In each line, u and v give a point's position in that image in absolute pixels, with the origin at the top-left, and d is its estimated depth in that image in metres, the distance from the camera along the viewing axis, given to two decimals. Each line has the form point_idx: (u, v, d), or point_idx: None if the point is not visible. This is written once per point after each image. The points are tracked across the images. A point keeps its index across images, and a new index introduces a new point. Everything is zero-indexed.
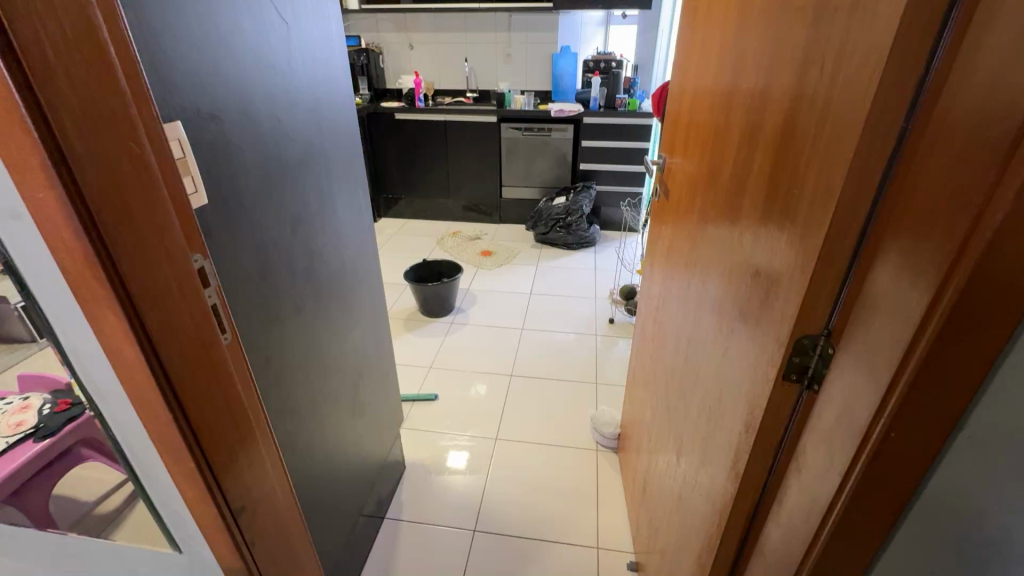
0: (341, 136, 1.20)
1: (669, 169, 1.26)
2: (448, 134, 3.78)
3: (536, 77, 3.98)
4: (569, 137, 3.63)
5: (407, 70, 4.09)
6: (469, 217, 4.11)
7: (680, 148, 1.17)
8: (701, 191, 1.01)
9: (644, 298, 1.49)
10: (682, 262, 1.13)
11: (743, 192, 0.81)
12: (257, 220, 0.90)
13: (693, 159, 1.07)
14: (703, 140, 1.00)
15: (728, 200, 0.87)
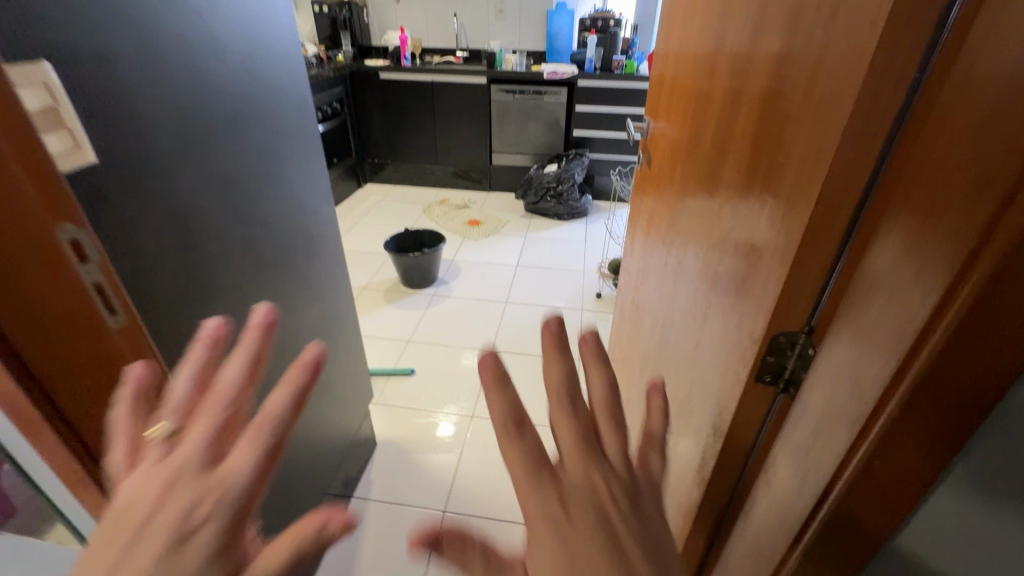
0: (287, 90, 1.08)
1: (652, 136, 1.14)
2: (435, 96, 3.59)
3: (530, 36, 3.76)
4: (562, 101, 3.45)
5: (393, 26, 3.86)
6: (458, 184, 3.96)
7: (664, 110, 1.04)
8: (682, 158, 0.90)
9: (624, 275, 1.39)
10: (661, 238, 1.02)
11: (724, 163, 0.70)
12: (176, 182, 0.79)
13: (676, 122, 0.95)
14: (686, 100, 0.88)
15: (709, 170, 0.76)
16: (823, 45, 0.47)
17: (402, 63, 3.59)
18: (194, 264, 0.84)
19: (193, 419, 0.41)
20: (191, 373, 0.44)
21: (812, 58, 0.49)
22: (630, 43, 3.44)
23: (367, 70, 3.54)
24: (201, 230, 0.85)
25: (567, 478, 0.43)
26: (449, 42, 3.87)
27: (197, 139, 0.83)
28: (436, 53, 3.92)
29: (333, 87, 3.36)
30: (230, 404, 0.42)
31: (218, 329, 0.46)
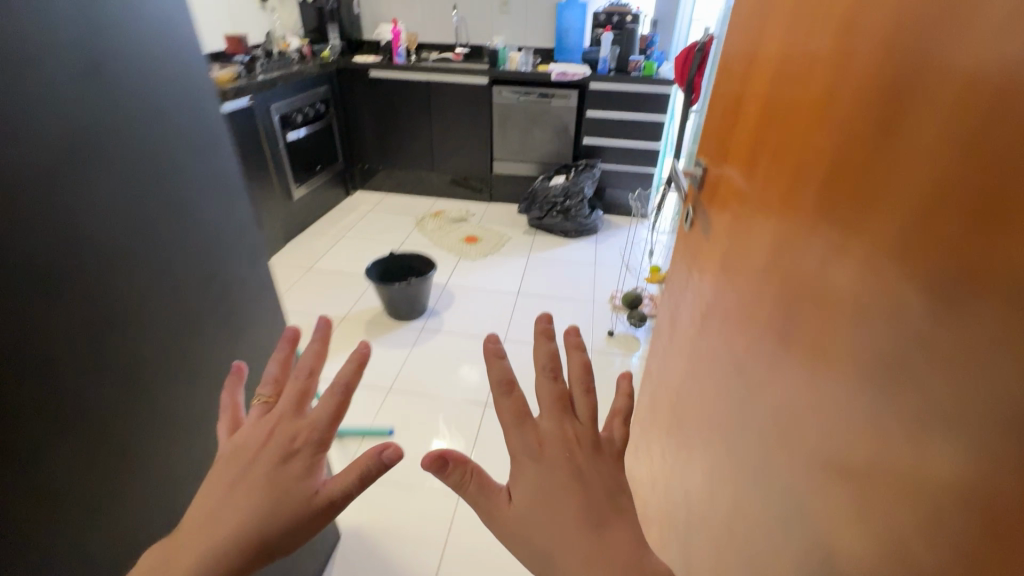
0: (183, 110, 0.75)
1: (727, 192, 0.83)
2: (431, 97, 3.25)
3: (537, 32, 3.41)
4: (572, 105, 3.10)
5: (387, 18, 3.50)
6: (456, 193, 3.61)
7: (754, 159, 0.73)
8: (810, 240, 0.58)
9: (670, 358, 1.07)
10: (756, 346, 0.70)
11: (802, 185, 0.60)
12: (72, 228, 0.58)
13: (789, 182, 0.63)
14: (821, 153, 0.56)
15: (826, 233, 0.55)
16: (940, 42, 0.41)
17: (395, 60, 3.24)
18: (93, 336, 0.62)
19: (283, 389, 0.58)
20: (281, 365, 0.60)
21: (915, 65, 0.43)
22: (649, 41, 3.08)
23: (357, 66, 3.20)
24: (119, 285, 0.65)
25: (543, 427, 0.60)
26: (447, 37, 3.52)
27: (95, 160, 0.61)
28: (434, 50, 3.57)
29: (317, 86, 3.02)
30: (307, 387, 0.56)
31: (293, 337, 0.59)
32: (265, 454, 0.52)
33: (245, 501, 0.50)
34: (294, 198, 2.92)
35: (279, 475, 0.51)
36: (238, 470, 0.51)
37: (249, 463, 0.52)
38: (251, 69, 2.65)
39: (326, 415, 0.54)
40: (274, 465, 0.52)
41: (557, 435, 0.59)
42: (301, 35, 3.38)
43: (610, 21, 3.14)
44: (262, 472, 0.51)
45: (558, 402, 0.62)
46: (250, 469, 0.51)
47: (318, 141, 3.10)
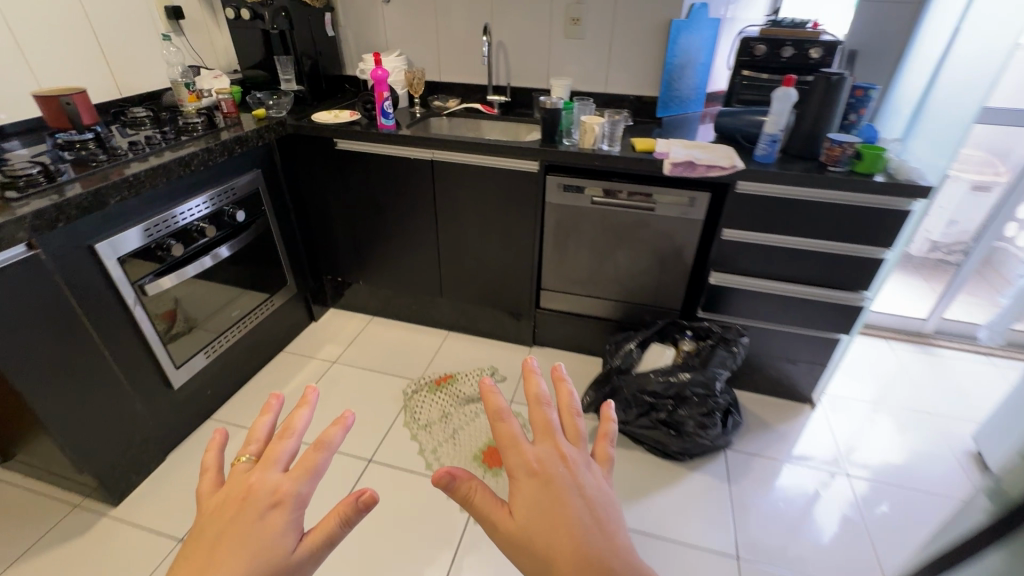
0: None
1: None
2: (437, 186, 1.86)
3: (628, 69, 1.97)
4: (696, 217, 1.64)
5: (383, 47, 2.18)
6: (478, 325, 2.24)
7: None
8: None
9: None
10: None
11: None
12: None
13: None
14: None
15: None
16: None
17: (380, 123, 1.82)
18: None
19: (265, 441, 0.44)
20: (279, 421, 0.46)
21: None
22: (859, 97, 1.57)
23: (315, 130, 1.84)
24: None
25: (538, 445, 0.42)
26: (475, 77, 2.14)
27: None
28: (453, 95, 2.19)
29: (230, 178, 1.67)
30: (294, 450, 0.42)
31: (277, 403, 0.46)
32: (258, 500, 0.39)
33: (234, 558, 0.36)
34: (179, 383, 1.62)
35: (258, 529, 0.38)
36: (222, 521, 0.39)
37: (234, 517, 0.38)
38: (65, 167, 1.33)
39: (305, 469, 0.39)
40: (276, 515, 0.38)
41: (550, 451, 0.42)
42: (238, 73, 2.08)
43: (776, 57, 1.67)
44: (256, 520, 0.38)
45: (545, 420, 0.43)
46: (234, 523, 0.38)
47: (235, 268, 1.77)
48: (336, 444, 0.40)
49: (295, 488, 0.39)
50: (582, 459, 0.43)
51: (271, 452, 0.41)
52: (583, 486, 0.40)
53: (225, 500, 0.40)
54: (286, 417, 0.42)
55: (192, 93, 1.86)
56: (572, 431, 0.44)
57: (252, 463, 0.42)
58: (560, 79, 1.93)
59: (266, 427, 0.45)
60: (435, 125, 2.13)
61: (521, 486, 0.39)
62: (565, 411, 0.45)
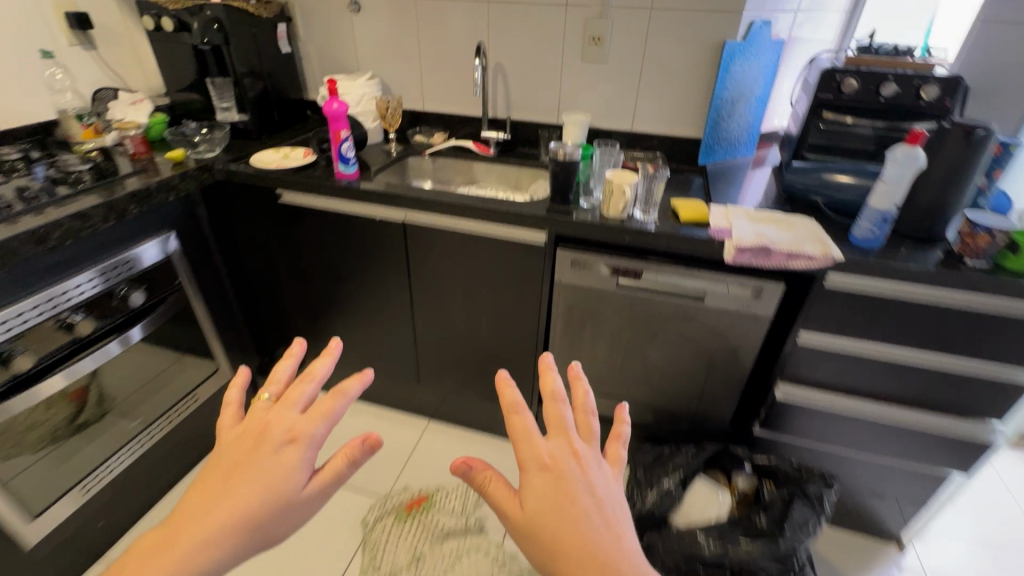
0: None
1: None
2: (412, 254, 1.42)
3: (662, 103, 1.53)
4: (760, 313, 1.20)
5: (354, 69, 1.77)
6: (465, 416, 1.78)
7: None
8: None
9: None
10: None
11: None
12: None
13: None
14: None
15: None
16: None
17: (338, 172, 1.38)
18: None
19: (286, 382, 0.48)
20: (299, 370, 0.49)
21: None
22: (996, 157, 1.12)
23: (254, 178, 1.40)
24: None
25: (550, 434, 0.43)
26: (467, 108, 1.72)
27: None
28: (439, 129, 1.76)
29: (124, 246, 1.21)
30: (311, 396, 0.45)
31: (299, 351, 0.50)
32: (275, 436, 0.42)
33: (251, 483, 0.40)
34: (35, 533, 1.15)
35: (273, 463, 0.41)
36: (238, 452, 0.41)
37: (250, 450, 0.41)
38: None
39: (320, 411, 0.42)
40: (289, 449, 0.41)
41: (564, 448, 0.43)
42: (166, 96, 1.64)
43: (871, 96, 1.24)
44: (271, 453, 0.41)
45: (557, 418, 0.44)
46: (250, 454, 0.41)
47: (132, 365, 1.31)
48: (356, 396, 0.41)
49: (309, 431, 0.42)
50: (594, 458, 0.43)
51: (290, 395, 0.44)
52: (595, 484, 0.41)
53: (242, 432, 0.43)
54: (308, 364, 0.46)
55: (86, 128, 1.41)
56: (585, 429, 0.45)
57: (272, 402, 0.46)
58: (576, 115, 1.50)
59: (286, 374, 0.48)
60: (415, 167, 1.70)
61: (531, 478, 0.41)
62: (578, 411, 0.46)
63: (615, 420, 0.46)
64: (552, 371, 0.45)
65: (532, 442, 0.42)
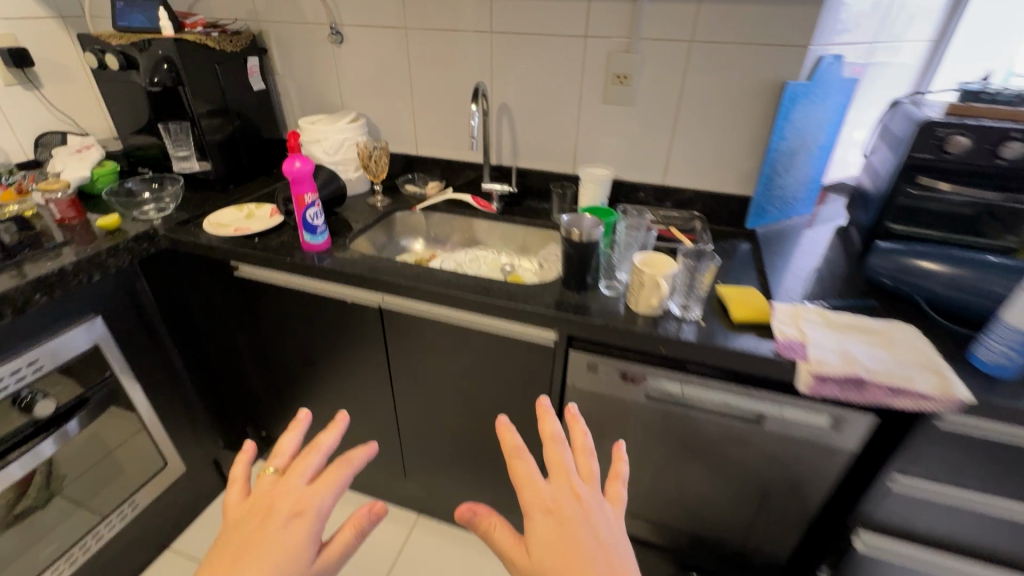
0: None
1: None
2: (392, 341, 1.16)
3: (701, 154, 1.25)
4: (837, 446, 0.91)
5: (339, 108, 1.54)
6: (458, 514, 1.51)
7: None
8: None
9: None
10: None
11: None
12: None
13: None
14: None
15: None
16: None
17: (305, 242, 1.14)
18: None
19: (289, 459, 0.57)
20: (300, 441, 0.61)
21: None
22: None
23: (206, 247, 1.17)
24: None
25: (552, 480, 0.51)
26: (468, 154, 1.48)
27: None
28: (435, 178, 1.52)
29: (29, 342, 0.98)
30: (318, 466, 0.56)
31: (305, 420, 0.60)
32: (282, 509, 0.50)
33: (263, 555, 0.46)
34: None
35: (283, 537, 0.48)
36: (249, 529, 0.49)
37: (264, 523, 0.49)
38: None
39: (328, 481, 0.52)
40: (296, 522, 0.49)
41: (564, 491, 0.50)
42: (120, 141, 1.42)
43: (983, 159, 0.94)
44: (281, 521, 0.49)
45: (557, 461, 0.53)
46: (265, 527, 0.49)
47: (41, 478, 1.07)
48: (361, 462, 0.53)
49: (316, 501, 0.51)
50: (596, 497, 0.50)
51: (299, 467, 0.54)
52: (598, 524, 0.48)
53: (252, 503, 0.52)
54: (316, 439, 0.57)
55: (8, 188, 1.19)
56: (587, 470, 0.53)
57: (277, 475, 0.56)
58: (596, 170, 1.22)
59: (291, 445, 0.59)
60: (404, 224, 1.45)
61: (535, 522, 0.48)
62: (578, 453, 0.55)
63: (614, 461, 0.55)
64: (548, 415, 0.56)
65: (535, 491, 0.50)
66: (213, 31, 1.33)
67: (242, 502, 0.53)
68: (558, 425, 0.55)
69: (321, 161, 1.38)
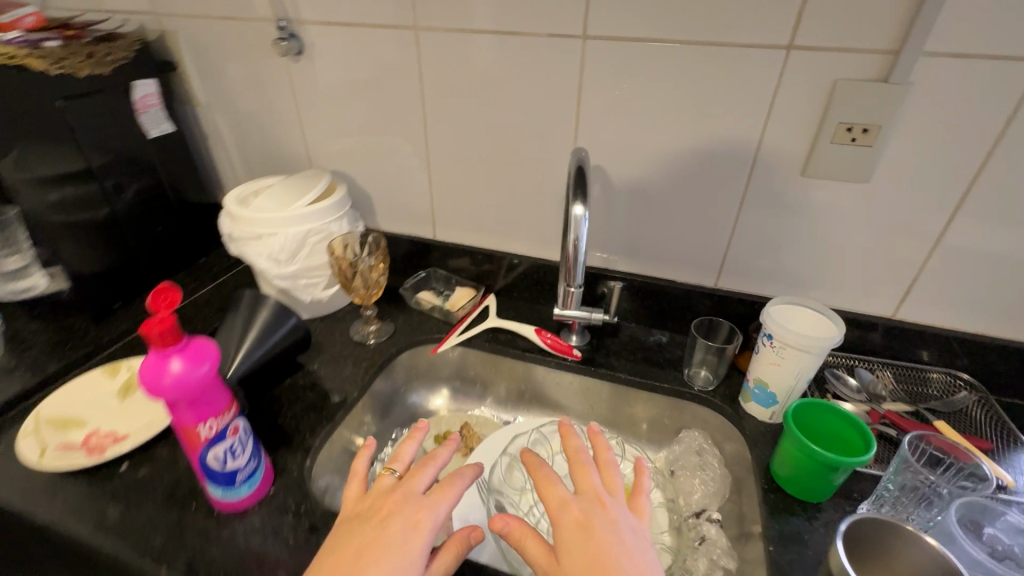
0: None
1: None
2: None
3: (990, 275, 0.66)
4: None
5: (304, 161, 0.93)
6: None
7: None
8: None
9: None
10: None
11: None
12: None
13: None
14: None
15: None
16: None
17: (213, 499, 0.54)
18: None
19: (405, 461, 0.58)
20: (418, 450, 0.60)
21: None
22: None
23: (13, 509, 0.56)
24: None
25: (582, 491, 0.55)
26: (521, 241, 0.88)
27: None
28: (464, 284, 0.93)
29: None
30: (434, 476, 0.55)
31: (421, 431, 0.60)
32: (401, 516, 0.50)
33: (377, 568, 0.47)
34: None
35: (395, 547, 0.48)
36: (367, 530, 0.50)
37: (379, 530, 0.49)
38: None
39: (442, 494, 0.52)
40: (416, 533, 0.49)
41: (592, 500, 0.53)
42: None
43: None
44: (400, 525, 0.50)
45: (583, 469, 0.57)
46: (380, 536, 0.49)
47: None
48: (472, 479, 0.55)
49: (431, 514, 0.51)
50: (619, 508, 0.54)
51: (416, 475, 0.55)
52: (622, 529, 0.51)
53: (370, 503, 0.53)
54: (434, 451, 0.56)
55: None
56: (612, 481, 0.57)
57: (392, 478, 0.56)
58: (819, 339, 0.58)
59: (410, 453, 0.58)
60: (418, 366, 0.85)
61: (569, 535, 0.51)
62: (603, 468, 0.58)
63: (638, 476, 0.57)
64: (573, 434, 0.61)
65: (563, 499, 0.53)
66: (58, 38, 0.74)
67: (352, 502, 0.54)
68: (581, 440, 0.60)
69: (266, 274, 0.76)
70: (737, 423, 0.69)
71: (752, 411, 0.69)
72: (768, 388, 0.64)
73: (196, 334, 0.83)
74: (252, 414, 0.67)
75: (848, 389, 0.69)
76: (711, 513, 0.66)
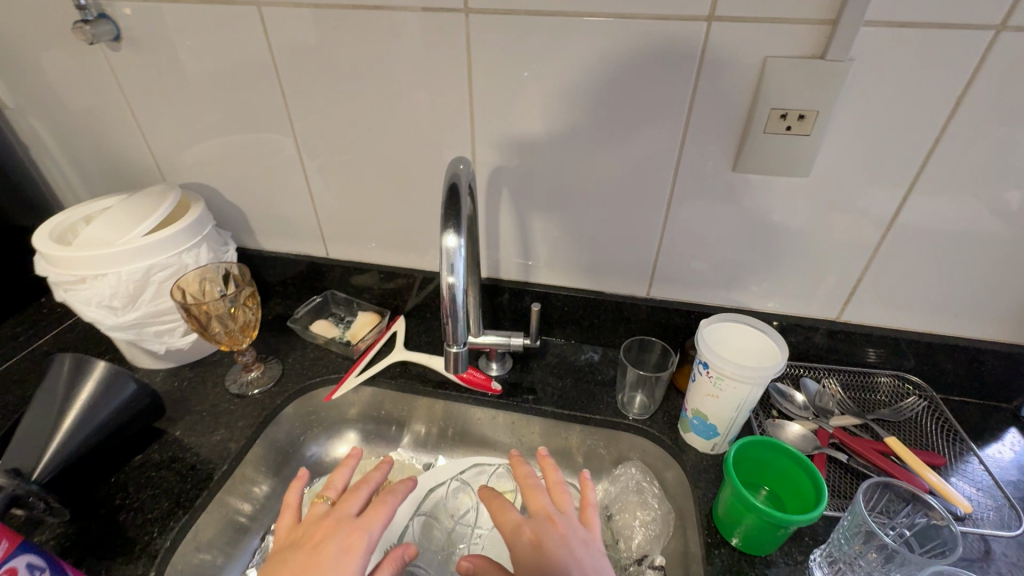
0: None
1: None
2: None
3: (935, 270, 0.60)
4: None
5: (156, 174, 0.76)
6: None
7: None
8: None
9: None
10: None
11: None
12: None
13: None
14: None
15: None
16: None
17: None
18: None
19: (340, 485, 0.50)
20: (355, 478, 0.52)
21: None
22: None
23: None
24: None
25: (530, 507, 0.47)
26: (429, 255, 0.76)
27: None
28: (370, 309, 0.80)
29: None
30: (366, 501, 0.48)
31: (356, 456, 0.52)
32: (332, 543, 0.43)
33: None
34: None
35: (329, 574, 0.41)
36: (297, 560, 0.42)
37: (312, 556, 0.42)
38: None
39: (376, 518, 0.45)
40: (348, 557, 0.42)
41: (541, 520, 0.45)
42: None
43: None
44: (333, 552, 0.42)
45: (531, 486, 0.48)
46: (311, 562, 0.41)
47: None
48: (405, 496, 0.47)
49: (366, 537, 0.44)
50: (571, 525, 0.45)
51: (349, 498, 0.47)
52: (572, 548, 0.43)
53: (301, 533, 0.45)
54: (368, 473, 0.49)
55: None
56: (561, 500, 0.48)
57: (327, 504, 0.48)
58: (751, 368, 0.50)
59: (344, 479, 0.51)
60: (316, 411, 0.72)
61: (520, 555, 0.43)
62: (552, 486, 0.49)
63: (584, 492, 0.48)
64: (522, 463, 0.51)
65: (514, 524, 0.45)
66: None
67: (281, 537, 0.46)
68: (528, 466, 0.51)
69: (99, 325, 0.61)
70: (678, 456, 0.61)
71: (694, 442, 0.61)
72: (707, 420, 0.56)
73: (24, 400, 0.67)
74: (83, 513, 0.53)
75: (794, 407, 0.63)
76: (653, 558, 0.57)
